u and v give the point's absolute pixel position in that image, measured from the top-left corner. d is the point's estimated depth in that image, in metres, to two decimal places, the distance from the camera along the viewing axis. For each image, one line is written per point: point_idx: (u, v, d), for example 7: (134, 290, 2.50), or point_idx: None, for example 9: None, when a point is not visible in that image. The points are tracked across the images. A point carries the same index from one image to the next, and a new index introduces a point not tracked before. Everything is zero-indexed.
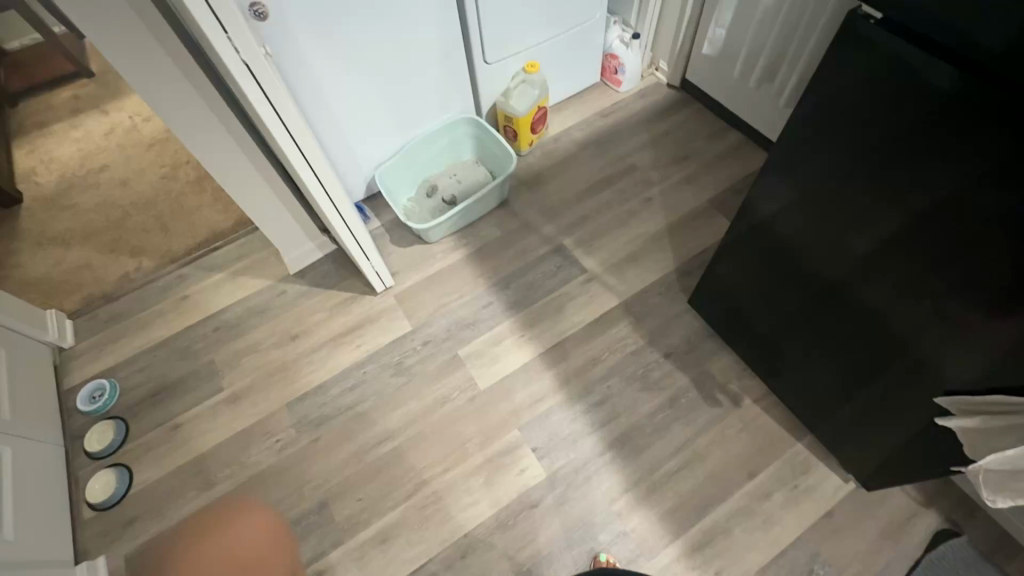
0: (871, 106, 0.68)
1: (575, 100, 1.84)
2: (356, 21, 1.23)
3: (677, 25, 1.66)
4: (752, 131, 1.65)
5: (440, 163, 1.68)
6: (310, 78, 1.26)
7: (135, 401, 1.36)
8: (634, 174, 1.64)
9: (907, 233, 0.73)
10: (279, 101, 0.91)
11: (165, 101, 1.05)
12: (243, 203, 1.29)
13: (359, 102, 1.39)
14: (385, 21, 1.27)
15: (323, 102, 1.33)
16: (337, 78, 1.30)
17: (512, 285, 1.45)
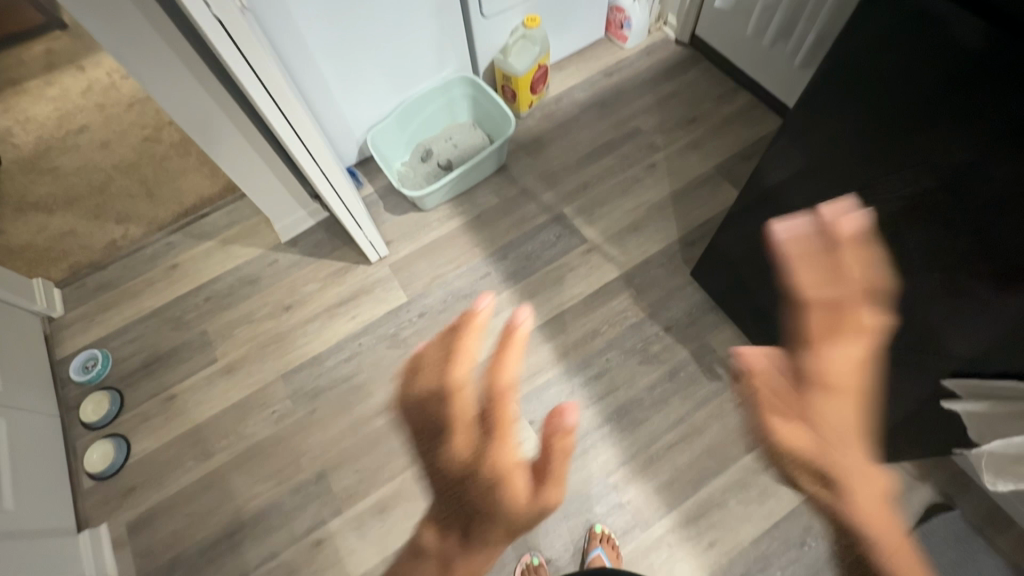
0: (892, 66, 0.62)
1: (578, 58, 1.74)
2: None
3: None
4: (763, 92, 1.57)
5: (437, 125, 1.60)
6: (294, 34, 1.17)
7: (128, 372, 1.34)
8: (639, 138, 1.57)
9: (919, 204, 0.69)
10: (258, 62, 0.84)
11: (137, 62, 0.97)
12: (229, 168, 1.23)
13: (348, 60, 1.30)
14: None
15: (309, 61, 1.24)
16: (324, 33, 1.21)
17: (510, 256, 1.41)
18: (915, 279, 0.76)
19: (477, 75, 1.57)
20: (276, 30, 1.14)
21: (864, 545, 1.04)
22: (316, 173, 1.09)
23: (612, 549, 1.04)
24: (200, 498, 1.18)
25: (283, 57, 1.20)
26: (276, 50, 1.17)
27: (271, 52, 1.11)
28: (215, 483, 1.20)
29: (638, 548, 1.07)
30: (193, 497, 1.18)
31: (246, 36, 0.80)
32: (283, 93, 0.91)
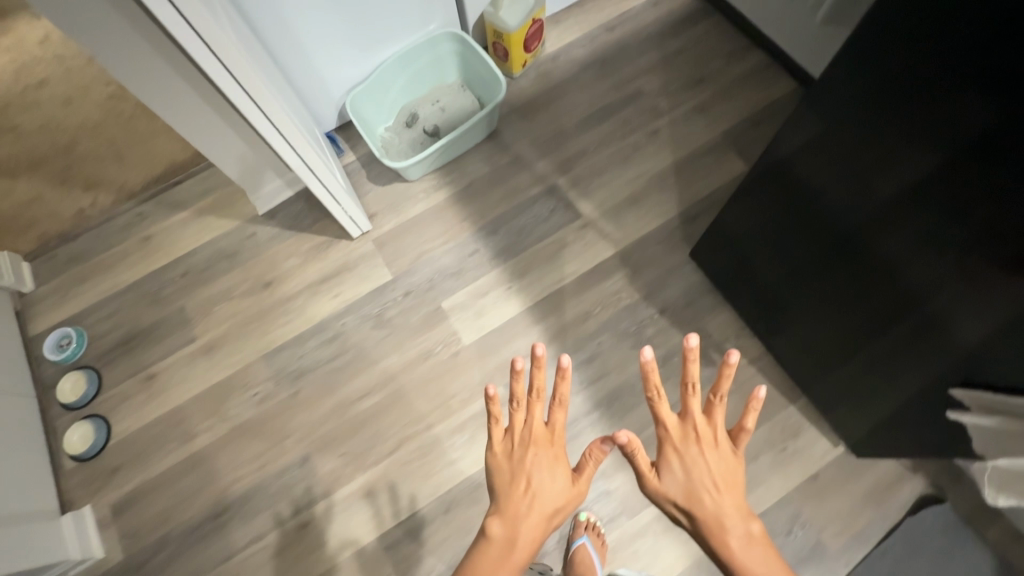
0: (916, 37, 0.54)
1: (577, 8, 1.59)
2: None
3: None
4: (779, 50, 1.44)
5: (423, 87, 1.48)
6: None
7: (105, 350, 1.30)
8: (641, 101, 1.45)
9: (933, 180, 0.62)
10: (196, 22, 0.73)
11: (77, 27, 0.84)
12: (195, 140, 1.12)
13: (319, 17, 1.17)
14: None
15: (276, 17, 1.11)
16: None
17: (500, 231, 1.34)
18: (919, 262, 0.72)
19: (466, 30, 1.42)
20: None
21: (851, 534, 1.04)
22: (285, 150, 0.99)
23: (597, 538, 1.04)
24: (184, 480, 1.17)
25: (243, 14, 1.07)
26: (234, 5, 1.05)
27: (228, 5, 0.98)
28: (198, 465, 1.18)
29: (625, 536, 1.06)
30: (185, 478, 1.17)
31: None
32: (228, 59, 0.80)
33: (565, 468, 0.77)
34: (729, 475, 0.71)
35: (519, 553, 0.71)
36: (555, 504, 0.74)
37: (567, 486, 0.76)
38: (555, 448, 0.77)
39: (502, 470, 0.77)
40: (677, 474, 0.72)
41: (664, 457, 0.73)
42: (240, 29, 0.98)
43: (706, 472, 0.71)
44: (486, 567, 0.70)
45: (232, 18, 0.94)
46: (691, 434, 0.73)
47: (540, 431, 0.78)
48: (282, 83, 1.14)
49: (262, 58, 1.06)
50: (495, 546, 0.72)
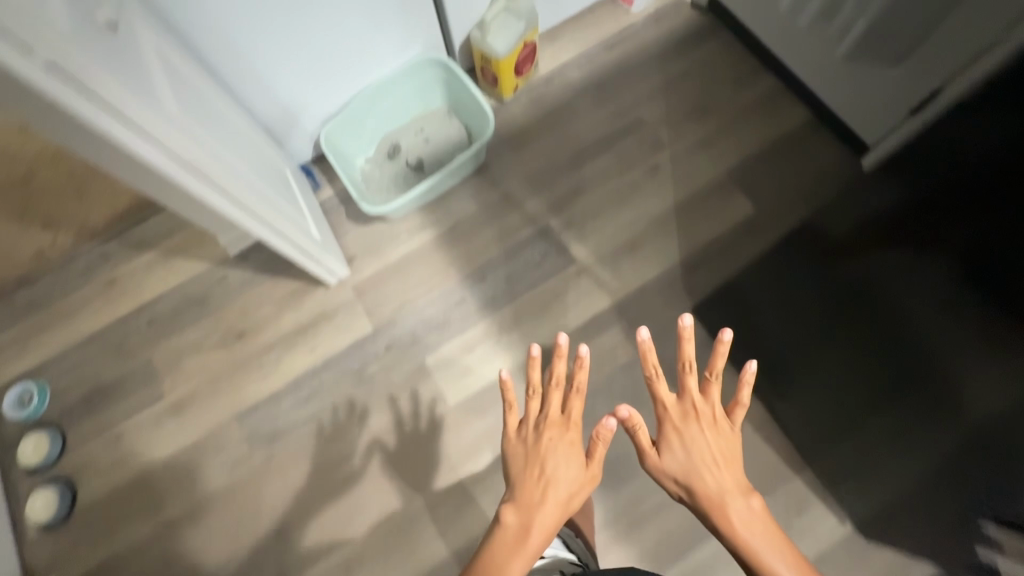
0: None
1: (573, 24, 1.46)
2: None
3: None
4: (792, 77, 1.33)
5: (406, 113, 1.36)
6: (201, 23, 0.92)
7: (69, 406, 1.22)
8: (642, 132, 1.34)
9: (977, 229, 0.59)
10: (117, 105, 0.60)
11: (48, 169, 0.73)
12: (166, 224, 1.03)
13: (282, 50, 1.04)
14: None
15: (231, 52, 0.99)
16: (246, 19, 0.95)
17: (488, 279, 1.25)
18: (941, 314, 0.67)
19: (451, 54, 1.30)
20: (172, 12, 0.88)
21: None
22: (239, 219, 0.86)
23: None
24: (156, 550, 1.12)
25: (188, 49, 0.95)
26: (179, 43, 0.92)
27: (170, 50, 0.85)
28: (170, 535, 1.13)
29: None
30: (158, 548, 1.12)
31: (82, 73, 0.55)
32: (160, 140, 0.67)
33: (579, 457, 0.80)
34: (727, 453, 0.75)
35: (535, 535, 0.70)
36: (568, 488, 0.75)
37: (582, 473, 0.78)
38: (570, 432, 0.82)
39: (519, 458, 0.79)
40: (676, 452, 0.75)
41: (665, 433, 0.78)
42: (186, 76, 0.85)
43: (704, 446, 0.75)
44: (501, 549, 0.67)
45: (172, 68, 0.81)
46: (691, 416, 0.78)
47: (556, 419, 0.83)
48: (242, 125, 1.02)
49: (216, 102, 0.94)
50: (511, 531, 0.70)
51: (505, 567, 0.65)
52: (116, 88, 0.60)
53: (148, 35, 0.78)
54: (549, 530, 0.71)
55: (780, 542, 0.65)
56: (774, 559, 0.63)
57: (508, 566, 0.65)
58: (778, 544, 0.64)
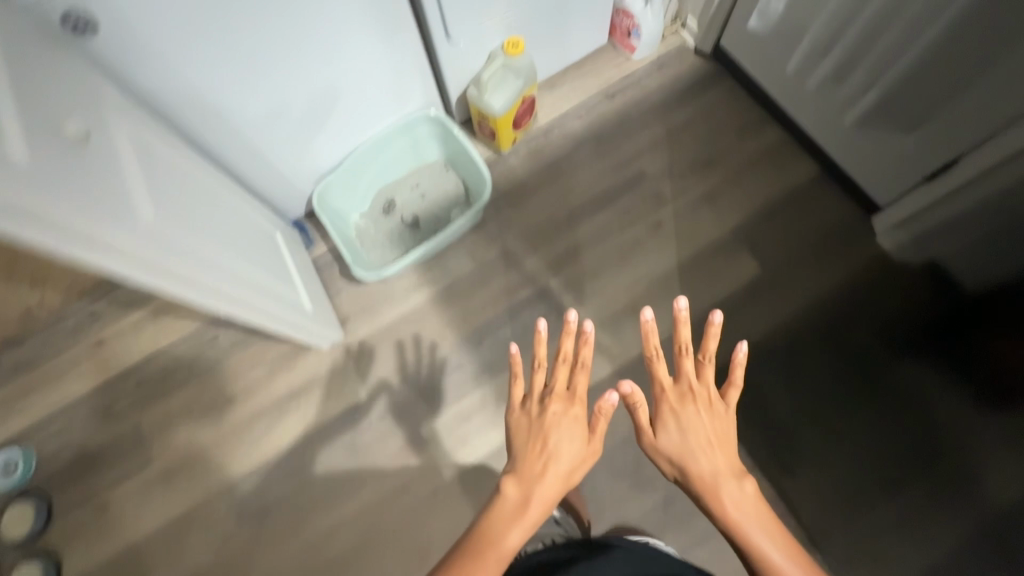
0: None
1: (574, 70, 1.42)
2: (246, 29, 0.83)
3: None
4: (799, 129, 1.28)
5: (400, 168, 1.33)
6: (187, 103, 0.89)
7: (56, 475, 1.19)
8: (644, 186, 1.30)
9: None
10: (91, 233, 0.56)
11: None
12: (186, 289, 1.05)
13: (271, 120, 1.01)
14: (297, 22, 0.87)
15: (219, 126, 0.96)
16: (233, 95, 0.92)
17: (485, 343, 1.22)
18: None
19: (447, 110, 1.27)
20: (156, 96, 0.85)
21: None
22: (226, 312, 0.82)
23: None
24: None
25: (172, 126, 0.92)
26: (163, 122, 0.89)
27: (155, 137, 0.82)
28: None
29: None
30: None
31: (50, 210, 0.51)
32: (136, 256, 0.63)
33: (583, 431, 0.72)
34: (725, 433, 0.67)
35: (535, 511, 0.63)
36: (570, 464, 0.68)
37: (584, 448, 0.71)
38: (575, 405, 0.74)
39: (521, 431, 0.72)
40: (673, 434, 0.67)
41: (661, 413, 0.69)
42: (169, 162, 0.82)
43: (702, 427, 0.67)
44: (497, 526, 0.61)
45: (154, 159, 0.78)
46: (688, 395, 0.71)
47: (560, 393, 0.75)
48: (231, 199, 0.99)
49: (203, 182, 0.90)
50: (509, 505, 0.63)
51: (502, 542, 0.60)
52: (85, 214, 0.56)
53: (128, 130, 0.74)
54: (548, 506, 0.65)
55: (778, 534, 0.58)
56: (770, 552, 0.56)
57: (506, 543, 0.60)
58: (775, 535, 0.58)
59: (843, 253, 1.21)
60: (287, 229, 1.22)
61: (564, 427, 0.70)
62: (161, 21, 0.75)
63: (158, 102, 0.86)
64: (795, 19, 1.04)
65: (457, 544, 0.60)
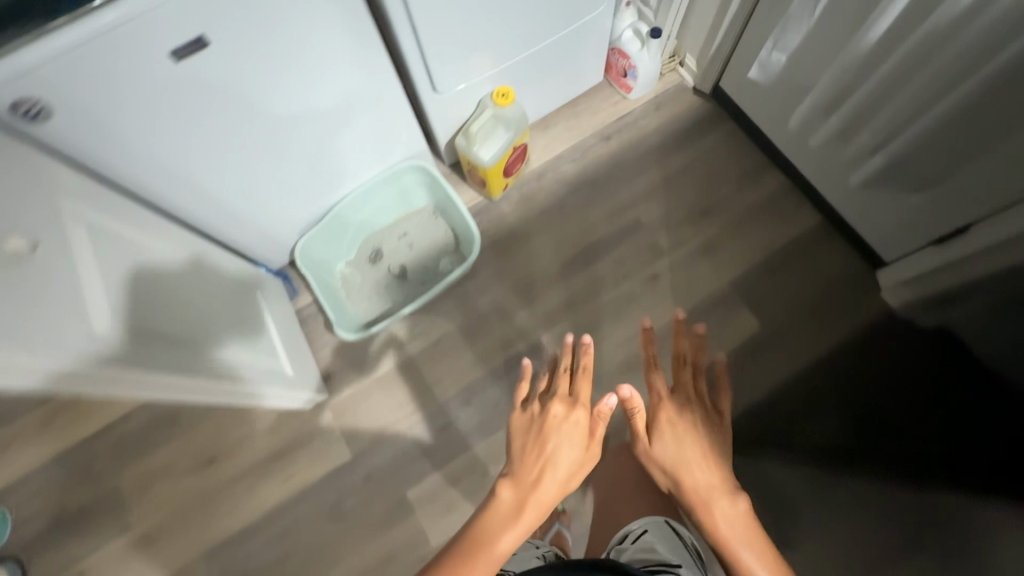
0: None
1: (568, 110, 1.37)
2: (219, 101, 0.80)
3: (718, 16, 1.13)
4: (801, 177, 1.24)
5: (386, 216, 1.29)
6: (149, 173, 0.83)
7: (31, 538, 1.15)
8: (640, 235, 1.26)
9: None
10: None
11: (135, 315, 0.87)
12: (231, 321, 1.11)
13: (245, 180, 0.96)
14: (274, 90, 0.84)
15: (187, 191, 0.90)
16: (201, 160, 0.87)
17: (474, 401, 1.19)
18: None
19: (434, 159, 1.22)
20: (113, 170, 0.79)
21: None
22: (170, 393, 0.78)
23: None
24: None
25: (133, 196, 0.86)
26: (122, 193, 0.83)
27: (111, 215, 0.75)
28: None
29: None
30: None
31: None
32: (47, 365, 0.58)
33: (584, 435, 0.76)
34: (717, 446, 0.73)
35: (531, 513, 0.65)
36: (569, 468, 0.71)
37: (583, 453, 0.74)
38: (577, 410, 0.78)
39: (522, 435, 0.76)
40: (667, 438, 0.75)
41: (658, 420, 0.78)
42: (128, 239, 0.77)
43: (696, 437, 0.74)
44: (491, 530, 0.62)
45: (109, 244, 0.72)
46: (686, 408, 0.79)
47: (563, 400, 0.80)
48: (202, 264, 0.94)
49: (167, 255, 0.85)
50: (506, 508, 0.65)
51: (494, 545, 0.60)
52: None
53: (76, 215, 0.69)
54: (545, 508, 0.67)
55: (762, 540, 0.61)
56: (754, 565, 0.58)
57: (498, 546, 0.60)
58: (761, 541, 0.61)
59: (844, 310, 1.17)
60: (272, 281, 1.19)
61: (565, 433, 0.74)
62: (125, 103, 0.71)
63: (130, 180, 0.83)
64: (797, 75, 0.99)
65: (449, 546, 0.61)
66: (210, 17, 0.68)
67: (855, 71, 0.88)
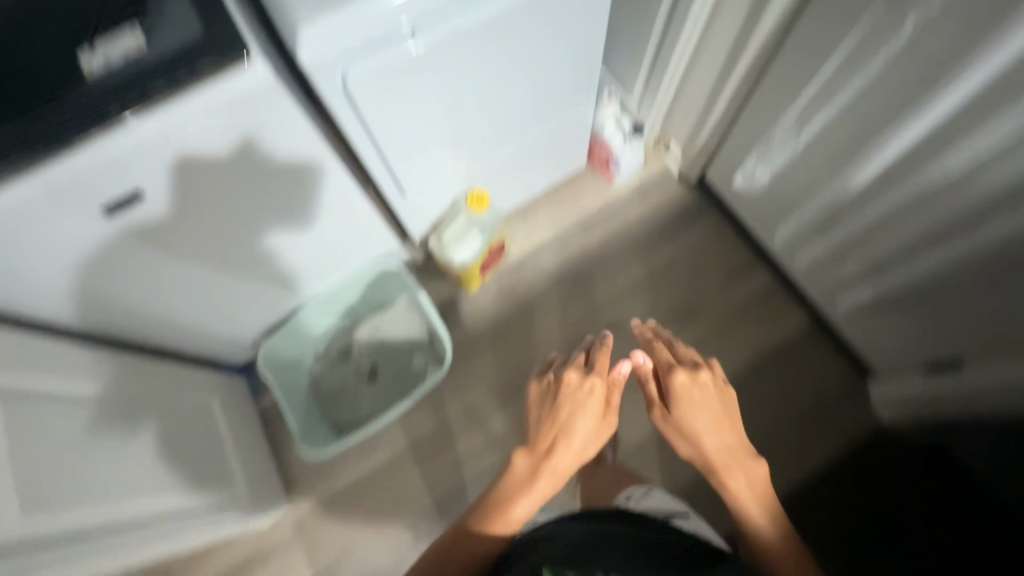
0: None
1: (550, 196, 1.33)
2: (160, 242, 0.75)
3: (702, 116, 1.10)
4: (788, 277, 1.20)
5: (357, 310, 1.23)
6: (69, 299, 0.75)
7: None
8: (623, 335, 1.22)
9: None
10: None
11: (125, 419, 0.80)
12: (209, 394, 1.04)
13: (189, 293, 0.89)
14: (221, 224, 0.79)
15: (129, 315, 0.85)
16: (132, 283, 0.79)
17: (447, 515, 1.12)
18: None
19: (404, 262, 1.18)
20: (30, 304, 0.73)
21: None
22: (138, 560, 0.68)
23: None
24: None
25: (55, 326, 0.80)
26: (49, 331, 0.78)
27: (13, 367, 0.67)
28: None
29: None
30: None
31: None
32: None
33: (599, 406, 0.69)
34: (731, 412, 0.69)
35: (545, 480, 0.66)
36: (584, 440, 0.68)
37: (599, 423, 0.69)
38: (591, 377, 0.70)
39: (538, 403, 0.72)
40: (687, 412, 0.68)
41: (672, 392, 0.70)
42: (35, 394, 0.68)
43: (713, 405, 0.68)
44: (507, 494, 0.65)
45: (11, 402, 0.64)
46: (696, 386, 0.69)
47: (579, 367, 0.72)
48: (132, 387, 0.85)
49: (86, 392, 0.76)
50: (518, 477, 0.66)
51: (509, 511, 0.64)
52: None
53: None
54: (559, 475, 0.67)
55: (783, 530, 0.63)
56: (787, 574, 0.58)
57: (513, 511, 0.64)
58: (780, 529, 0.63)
59: (834, 422, 1.12)
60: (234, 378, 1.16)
61: (582, 405, 0.68)
62: (47, 256, 0.67)
63: (62, 315, 0.78)
64: (783, 192, 0.95)
65: (473, 507, 0.66)
66: (139, 171, 0.63)
67: (844, 199, 0.84)
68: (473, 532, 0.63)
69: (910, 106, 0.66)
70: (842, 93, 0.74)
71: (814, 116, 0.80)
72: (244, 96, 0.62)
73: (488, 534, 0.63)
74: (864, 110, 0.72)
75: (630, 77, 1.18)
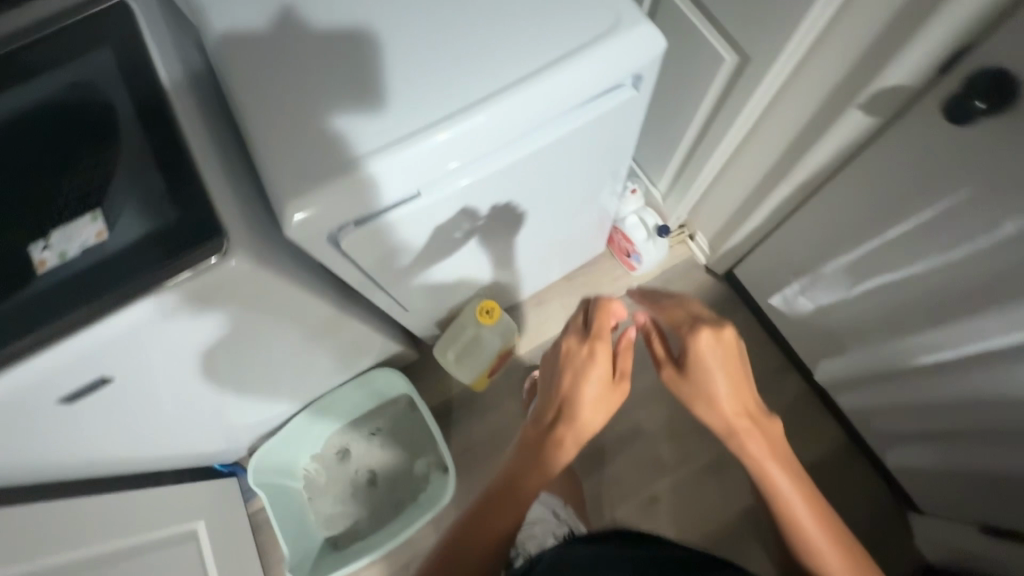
0: None
1: (566, 285, 1.24)
2: (129, 404, 0.68)
3: (735, 219, 1.00)
4: (822, 388, 1.10)
5: (357, 410, 1.15)
6: (31, 461, 0.68)
7: None
8: (640, 445, 1.13)
9: None
10: None
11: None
12: (199, 515, 0.97)
13: (165, 427, 0.82)
14: (200, 376, 0.71)
15: (97, 457, 0.78)
16: (101, 436, 0.73)
17: None
18: None
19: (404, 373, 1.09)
20: None
21: None
22: None
23: None
24: None
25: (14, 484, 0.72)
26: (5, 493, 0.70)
27: None
28: None
29: None
30: None
31: None
32: None
33: (602, 372, 0.66)
34: (746, 371, 0.64)
35: (554, 455, 0.66)
36: (589, 407, 0.65)
37: (606, 389, 0.66)
38: (590, 344, 0.67)
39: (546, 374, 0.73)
40: (709, 376, 0.62)
41: (693, 354, 0.62)
42: None
43: (733, 365, 0.63)
44: (515, 473, 0.67)
45: None
46: (714, 344, 0.62)
47: (579, 333, 0.70)
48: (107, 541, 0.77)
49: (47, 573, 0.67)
50: (526, 455, 0.68)
51: (518, 492, 0.66)
52: None
53: None
54: (569, 446, 0.67)
55: (807, 494, 0.60)
56: (815, 538, 0.58)
57: (523, 493, 0.66)
58: (805, 496, 0.60)
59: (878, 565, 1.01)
60: (228, 484, 1.10)
61: (584, 372, 0.66)
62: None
63: (20, 474, 0.70)
64: (831, 326, 0.86)
65: (489, 490, 0.68)
66: (102, 365, 0.56)
67: (907, 358, 0.74)
68: (489, 516, 0.65)
69: (1006, 296, 0.57)
70: (918, 257, 0.65)
71: (878, 269, 0.71)
72: (229, 290, 0.55)
73: (505, 516, 0.65)
74: (945, 282, 0.63)
75: (656, 170, 1.08)
